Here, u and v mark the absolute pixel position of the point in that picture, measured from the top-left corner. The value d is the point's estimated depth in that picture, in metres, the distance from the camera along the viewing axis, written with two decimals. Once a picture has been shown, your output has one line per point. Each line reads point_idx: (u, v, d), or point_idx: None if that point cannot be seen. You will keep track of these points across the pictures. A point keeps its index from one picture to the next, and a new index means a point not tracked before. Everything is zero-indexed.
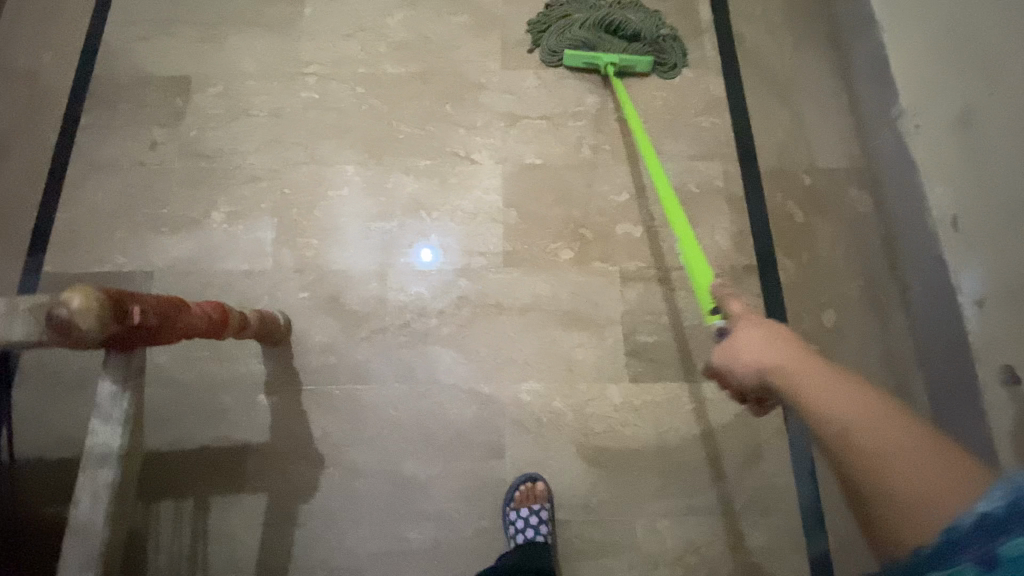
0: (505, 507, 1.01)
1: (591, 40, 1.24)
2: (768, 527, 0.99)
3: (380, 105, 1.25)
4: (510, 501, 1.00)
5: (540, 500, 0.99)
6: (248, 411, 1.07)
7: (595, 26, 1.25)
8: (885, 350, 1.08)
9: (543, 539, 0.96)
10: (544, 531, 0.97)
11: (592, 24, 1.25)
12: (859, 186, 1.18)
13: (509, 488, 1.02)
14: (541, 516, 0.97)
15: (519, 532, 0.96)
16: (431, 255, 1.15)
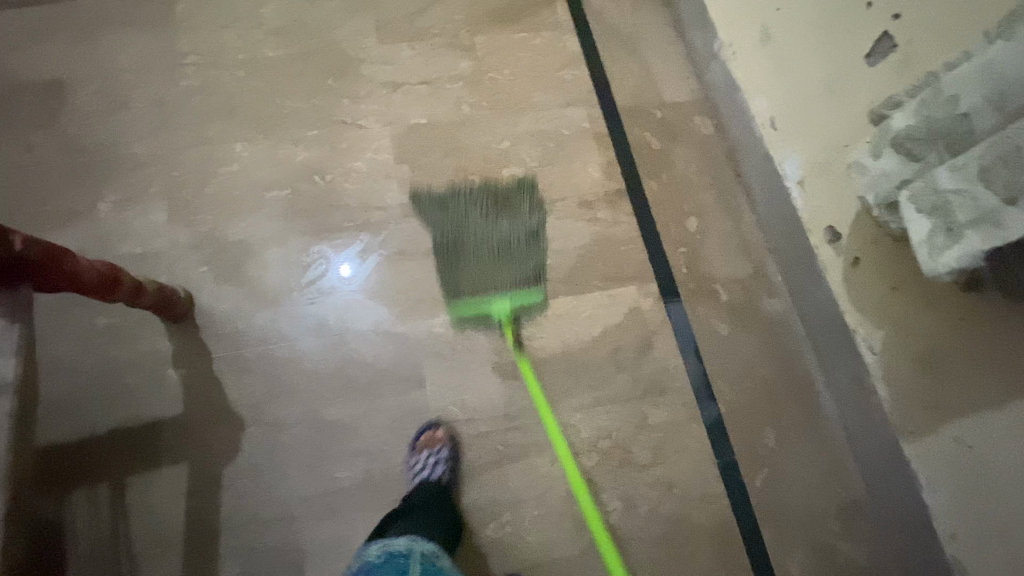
0: (407, 455, 1.05)
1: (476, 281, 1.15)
2: (666, 404, 1.12)
3: (264, 86, 1.30)
4: (411, 449, 1.05)
5: (438, 445, 1.03)
6: (156, 387, 1.06)
7: (476, 262, 1.16)
8: (741, 243, 1.26)
9: (440, 477, 1.01)
10: (442, 470, 1.02)
11: (472, 254, 1.17)
12: (703, 113, 1.38)
13: (410, 438, 1.06)
14: (440, 456, 1.02)
15: (419, 474, 1.01)
16: (353, 271, 1.17)
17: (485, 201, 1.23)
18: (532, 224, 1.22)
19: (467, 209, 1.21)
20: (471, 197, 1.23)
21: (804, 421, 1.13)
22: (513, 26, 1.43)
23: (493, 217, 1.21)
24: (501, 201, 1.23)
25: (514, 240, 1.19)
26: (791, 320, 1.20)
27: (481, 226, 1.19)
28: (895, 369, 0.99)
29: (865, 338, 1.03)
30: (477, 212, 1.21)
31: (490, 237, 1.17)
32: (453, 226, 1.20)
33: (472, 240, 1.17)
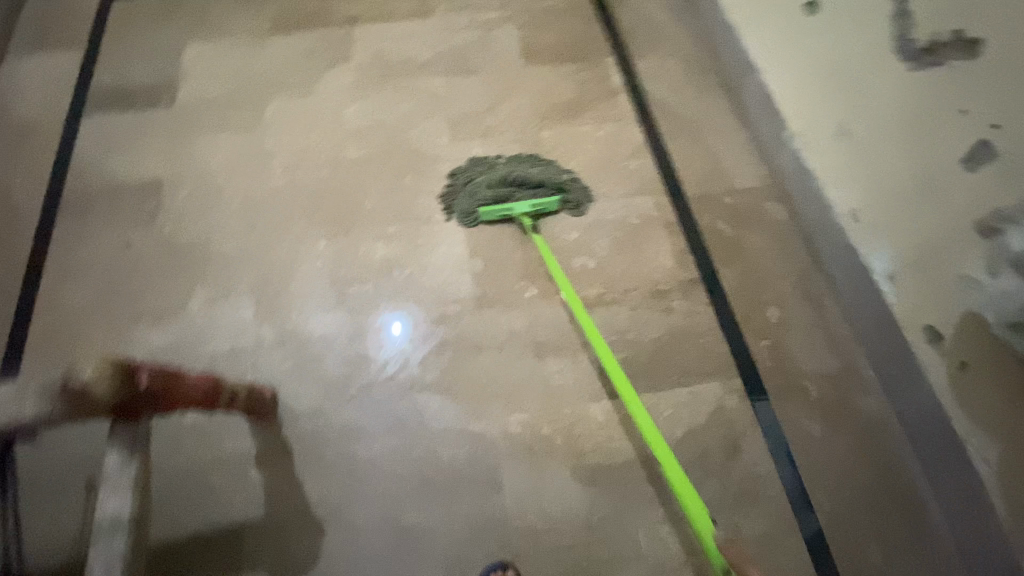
0: None
1: (500, 192, 1.31)
2: (760, 513, 1.05)
3: (344, 184, 1.37)
4: None
5: None
6: (239, 488, 1.07)
7: (499, 191, 1.32)
8: (827, 335, 1.21)
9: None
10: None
11: (497, 187, 1.32)
12: (774, 200, 1.37)
13: (477, 575, 1.01)
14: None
15: None
16: (399, 330, 1.21)
17: (513, 157, 1.39)
18: (559, 173, 1.37)
19: (499, 165, 1.37)
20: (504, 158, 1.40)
21: (914, 536, 1.04)
22: (578, 120, 1.47)
23: (519, 163, 1.37)
24: (528, 158, 1.39)
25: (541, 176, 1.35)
26: (889, 420, 1.13)
27: (510, 167, 1.36)
28: (1014, 484, 0.93)
29: (977, 448, 0.96)
30: (502, 162, 1.38)
31: (515, 174, 1.34)
32: (480, 162, 1.38)
33: (498, 169, 1.35)
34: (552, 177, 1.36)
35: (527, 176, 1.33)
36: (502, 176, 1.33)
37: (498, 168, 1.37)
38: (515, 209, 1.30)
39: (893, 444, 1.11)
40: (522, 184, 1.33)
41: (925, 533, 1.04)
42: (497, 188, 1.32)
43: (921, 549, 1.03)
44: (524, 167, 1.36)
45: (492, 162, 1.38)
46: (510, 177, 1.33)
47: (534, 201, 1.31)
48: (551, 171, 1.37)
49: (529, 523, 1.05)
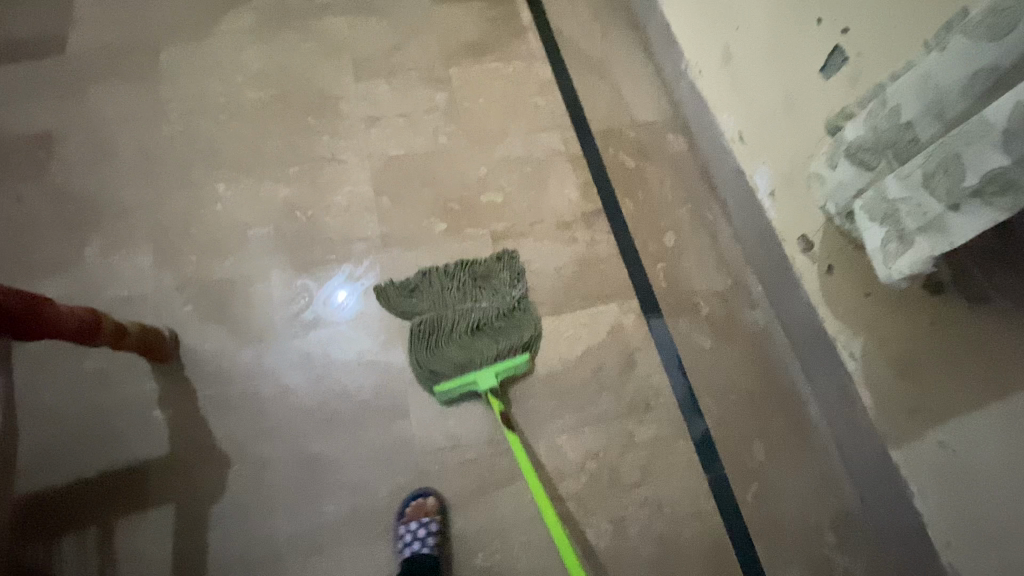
0: (395, 522, 1.02)
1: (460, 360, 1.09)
2: (652, 421, 1.12)
3: (246, 129, 1.34)
4: (399, 518, 1.01)
5: (428, 518, 1.00)
6: (142, 429, 1.07)
7: (460, 346, 1.10)
8: (719, 256, 1.27)
9: (430, 550, 0.96)
10: (432, 543, 0.97)
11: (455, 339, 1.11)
12: (675, 131, 1.41)
13: (400, 505, 1.03)
14: (427, 528, 0.98)
15: (406, 545, 0.97)
16: (347, 295, 1.19)
17: (462, 281, 1.19)
18: (513, 298, 1.18)
19: (446, 288, 1.18)
20: (447, 273, 1.20)
21: (792, 431, 1.12)
22: (485, 58, 1.47)
23: (472, 296, 1.17)
24: (479, 278, 1.20)
25: (497, 314, 1.15)
26: (774, 330, 1.20)
27: (463, 308, 1.15)
28: (877, 374, 0.98)
29: (845, 344, 1.02)
30: (454, 291, 1.18)
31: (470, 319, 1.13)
32: (428, 303, 1.17)
33: (454, 326, 1.12)
34: (505, 303, 1.17)
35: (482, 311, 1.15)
36: (458, 329, 1.12)
37: (449, 300, 1.17)
38: (480, 382, 1.06)
39: (777, 351, 1.18)
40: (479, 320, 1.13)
41: (802, 428, 1.12)
42: (457, 352, 1.10)
43: (797, 442, 1.11)
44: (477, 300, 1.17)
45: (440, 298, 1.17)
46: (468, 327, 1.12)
47: (500, 367, 1.08)
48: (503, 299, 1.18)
49: (433, 443, 1.08)
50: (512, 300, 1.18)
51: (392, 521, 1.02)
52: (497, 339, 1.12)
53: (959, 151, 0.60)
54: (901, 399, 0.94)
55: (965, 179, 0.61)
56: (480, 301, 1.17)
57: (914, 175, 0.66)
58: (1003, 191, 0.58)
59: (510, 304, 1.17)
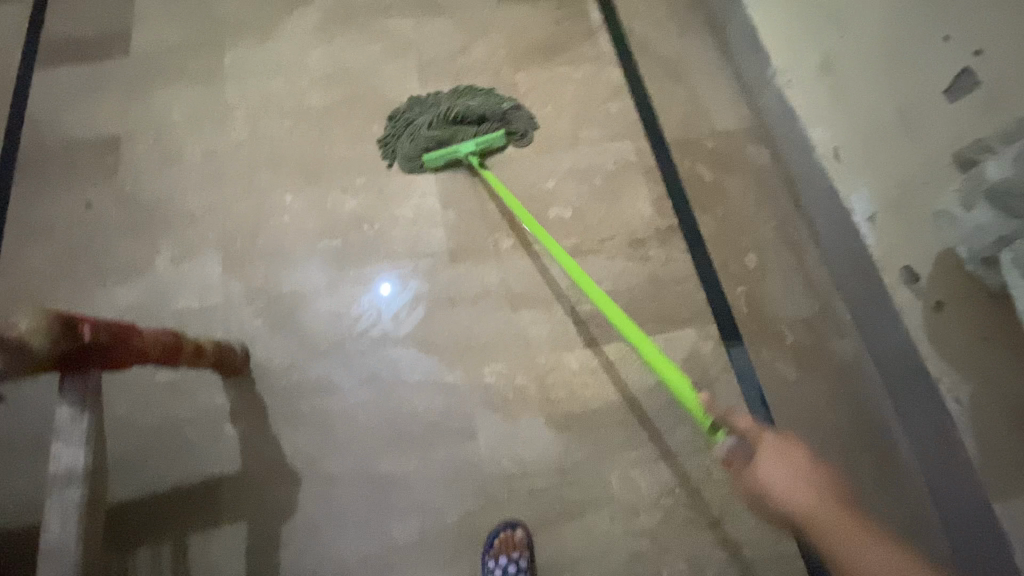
0: (483, 555, 1.00)
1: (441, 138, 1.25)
2: (731, 456, 1.06)
3: (311, 134, 1.32)
4: (488, 551, 0.99)
5: (517, 553, 0.98)
6: (215, 442, 1.08)
7: (443, 133, 1.26)
8: (805, 280, 1.19)
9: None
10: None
11: (438, 125, 1.26)
12: (758, 141, 1.32)
13: (487, 537, 1.01)
14: (518, 565, 0.96)
15: None
16: (391, 288, 1.18)
17: (450, 95, 1.31)
18: (501, 108, 1.30)
19: (435, 101, 1.30)
20: (440, 97, 1.31)
21: (879, 474, 1.06)
22: (554, 61, 1.40)
23: (458, 97, 1.30)
24: (467, 89, 1.32)
25: (484, 112, 1.28)
26: (864, 363, 1.12)
27: (449, 103, 1.28)
28: (986, 424, 0.91)
29: (950, 388, 0.94)
30: (442, 99, 1.30)
31: (454, 110, 1.27)
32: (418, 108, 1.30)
33: (439, 119, 1.26)
34: (493, 108, 1.30)
35: (464, 108, 1.27)
36: (443, 117, 1.26)
37: (436, 103, 1.31)
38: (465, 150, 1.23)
39: (865, 386, 1.11)
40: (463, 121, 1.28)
41: (890, 471, 1.06)
42: (436, 131, 1.26)
43: (884, 485, 1.05)
44: (462, 98, 1.29)
45: (428, 101, 1.31)
46: (452, 115, 1.26)
47: (481, 141, 1.25)
48: (492, 102, 1.30)
49: (502, 470, 1.06)
50: (497, 107, 1.30)
51: (480, 551, 1.01)
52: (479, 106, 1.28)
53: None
54: (1011, 452, 0.88)
55: None
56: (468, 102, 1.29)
57: None
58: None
59: (495, 111, 1.30)
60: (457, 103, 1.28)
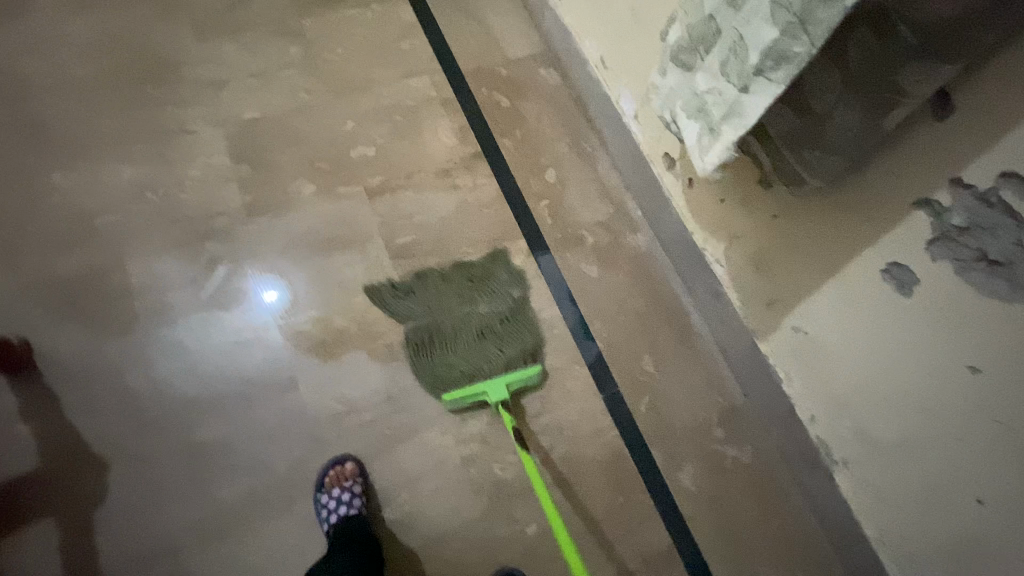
0: (316, 492, 1.00)
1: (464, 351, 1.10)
2: (545, 353, 1.14)
3: (75, 107, 1.21)
4: (320, 487, 1.00)
5: (349, 481, 0.98)
6: (3, 445, 0.98)
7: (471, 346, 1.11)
8: (600, 187, 1.28)
9: (357, 512, 0.96)
10: (357, 505, 0.96)
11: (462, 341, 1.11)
12: (547, 65, 1.38)
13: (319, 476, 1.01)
14: (351, 491, 0.97)
15: (332, 512, 0.96)
16: (277, 295, 1.11)
17: (459, 282, 1.17)
18: (513, 299, 1.17)
19: (434, 291, 1.15)
20: (439, 276, 1.16)
21: (680, 343, 1.17)
22: (340, 5, 1.37)
23: (469, 300, 1.15)
24: (476, 279, 1.17)
25: (499, 323, 1.14)
26: (656, 251, 1.24)
27: (453, 310, 1.14)
28: (740, 275, 1.01)
29: (712, 251, 1.05)
30: (448, 283, 1.16)
31: (469, 321, 1.13)
32: (421, 304, 1.14)
33: (455, 351, 1.10)
34: (508, 304, 1.16)
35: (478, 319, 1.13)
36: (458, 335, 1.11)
37: (425, 288, 1.15)
38: (491, 394, 1.03)
39: (659, 270, 1.22)
40: (482, 335, 1.12)
41: (690, 338, 1.18)
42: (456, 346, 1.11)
43: (686, 352, 1.16)
44: (471, 300, 1.15)
45: (426, 299, 1.14)
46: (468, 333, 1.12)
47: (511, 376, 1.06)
48: (505, 296, 1.17)
49: (328, 411, 1.05)
50: (513, 303, 1.16)
51: (313, 492, 1.00)
52: (490, 305, 1.15)
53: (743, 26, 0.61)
54: (763, 293, 0.98)
55: (750, 58, 0.61)
56: (480, 306, 1.15)
57: (714, 62, 0.66)
58: (777, 64, 0.58)
59: (512, 310, 1.16)
60: (473, 312, 1.14)
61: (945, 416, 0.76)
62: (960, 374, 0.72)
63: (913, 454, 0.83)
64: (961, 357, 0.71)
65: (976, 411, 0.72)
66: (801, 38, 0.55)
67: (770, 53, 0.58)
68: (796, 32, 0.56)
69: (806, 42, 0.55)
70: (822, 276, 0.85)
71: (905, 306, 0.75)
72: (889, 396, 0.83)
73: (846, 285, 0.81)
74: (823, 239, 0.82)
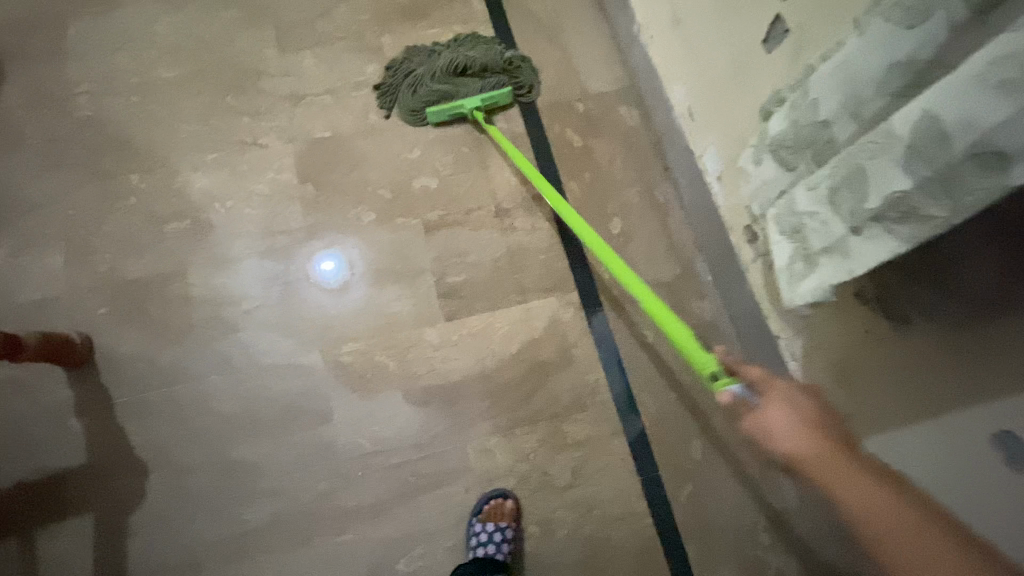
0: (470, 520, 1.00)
1: (446, 85, 1.22)
2: (583, 419, 1.08)
3: (161, 111, 1.25)
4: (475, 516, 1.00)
5: (505, 521, 0.99)
6: (60, 436, 1.04)
7: (448, 82, 1.23)
8: (669, 243, 1.19)
9: (503, 557, 0.96)
10: (505, 552, 0.97)
11: (443, 79, 1.23)
12: (629, 103, 1.29)
13: (342, 513, 1.01)
14: (506, 536, 0.97)
15: (479, 546, 0.96)
16: (334, 264, 1.14)
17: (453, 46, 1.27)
18: (503, 58, 1.25)
19: (429, 61, 1.25)
20: (445, 47, 1.26)
21: (734, 429, 1.07)
22: (421, 22, 1.33)
23: (458, 51, 1.25)
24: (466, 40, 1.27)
25: (487, 62, 1.24)
26: (721, 323, 1.13)
27: (447, 57, 1.24)
28: (816, 378, 0.91)
29: (787, 342, 0.95)
30: (443, 48, 1.27)
31: (455, 60, 1.23)
32: (417, 62, 1.25)
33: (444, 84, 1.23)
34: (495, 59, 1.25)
35: (467, 59, 1.23)
36: (444, 73, 1.23)
37: (433, 53, 1.26)
38: (468, 104, 1.20)
39: (722, 344, 1.12)
40: (464, 72, 1.24)
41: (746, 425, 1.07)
42: (443, 87, 1.23)
43: (739, 441, 1.06)
44: (464, 50, 1.25)
45: (423, 51, 1.27)
46: (454, 65, 1.22)
47: (486, 94, 1.22)
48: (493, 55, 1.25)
49: (357, 448, 1.04)
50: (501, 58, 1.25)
51: (468, 519, 1.01)
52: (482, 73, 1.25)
53: (866, 162, 0.54)
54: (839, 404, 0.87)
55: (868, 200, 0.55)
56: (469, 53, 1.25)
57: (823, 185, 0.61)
58: (902, 218, 0.53)
59: (501, 58, 1.25)
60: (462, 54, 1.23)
61: None
62: None
63: None
64: None
65: None
66: (941, 204, 0.49)
67: (899, 209, 0.53)
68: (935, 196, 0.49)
69: (945, 208, 0.49)
70: (916, 409, 0.74)
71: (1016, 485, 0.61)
72: None
73: (944, 432, 0.70)
74: (921, 377, 0.72)
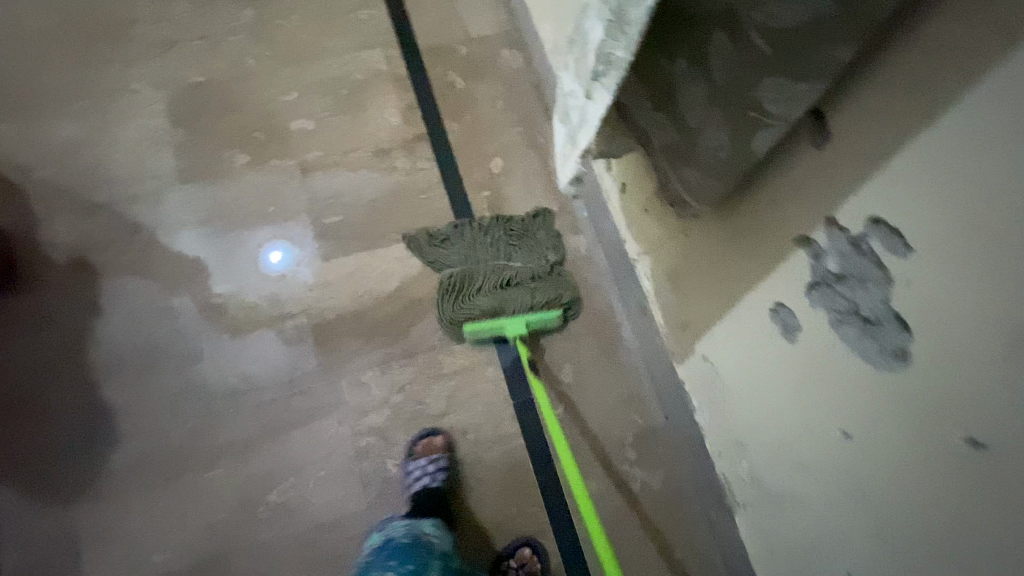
0: (405, 460, 1.03)
1: (489, 308, 1.05)
2: (459, 351, 1.10)
3: (24, 59, 1.21)
4: (409, 455, 1.02)
5: (438, 454, 1.01)
6: None
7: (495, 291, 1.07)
8: (546, 182, 1.21)
9: (439, 485, 0.99)
10: (441, 477, 0.99)
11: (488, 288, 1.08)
12: (510, 46, 1.30)
13: (213, 450, 1.02)
14: (436, 464, 1.00)
15: (416, 481, 0.99)
16: (282, 255, 1.12)
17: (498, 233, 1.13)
18: (549, 261, 1.12)
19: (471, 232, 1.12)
20: (483, 226, 1.13)
21: (604, 355, 1.10)
22: None
23: (504, 249, 1.12)
24: (513, 234, 1.13)
25: (531, 272, 1.10)
26: (594, 255, 1.16)
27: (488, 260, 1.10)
28: (661, 290, 0.93)
29: (640, 260, 0.97)
30: (487, 242, 1.12)
31: (503, 269, 1.09)
32: (457, 257, 1.11)
33: (486, 299, 1.07)
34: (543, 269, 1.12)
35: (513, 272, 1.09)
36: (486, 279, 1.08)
37: (477, 245, 1.12)
38: (510, 331, 1.03)
39: (595, 275, 1.15)
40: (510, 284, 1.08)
41: (616, 351, 1.11)
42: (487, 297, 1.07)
43: (608, 365, 1.10)
44: (510, 246, 1.12)
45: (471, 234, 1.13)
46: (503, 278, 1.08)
47: (533, 319, 1.05)
48: (542, 260, 1.12)
49: (228, 387, 1.05)
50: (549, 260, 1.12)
51: (340, 453, 1.03)
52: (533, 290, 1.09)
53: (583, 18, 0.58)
54: (677, 314, 0.90)
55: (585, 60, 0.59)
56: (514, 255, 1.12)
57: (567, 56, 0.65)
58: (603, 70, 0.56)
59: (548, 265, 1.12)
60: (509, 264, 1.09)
61: (821, 481, 0.67)
62: (852, 448, 0.61)
63: (785, 511, 0.77)
64: (834, 422, 0.63)
65: (856, 484, 0.62)
66: (620, 41, 0.52)
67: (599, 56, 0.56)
68: (616, 33, 0.53)
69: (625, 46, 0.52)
70: (723, 306, 0.77)
71: (797, 356, 0.66)
72: (776, 449, 0.75)
73: (742, 318, 0.74)
74: (721, 268, 0.75)
